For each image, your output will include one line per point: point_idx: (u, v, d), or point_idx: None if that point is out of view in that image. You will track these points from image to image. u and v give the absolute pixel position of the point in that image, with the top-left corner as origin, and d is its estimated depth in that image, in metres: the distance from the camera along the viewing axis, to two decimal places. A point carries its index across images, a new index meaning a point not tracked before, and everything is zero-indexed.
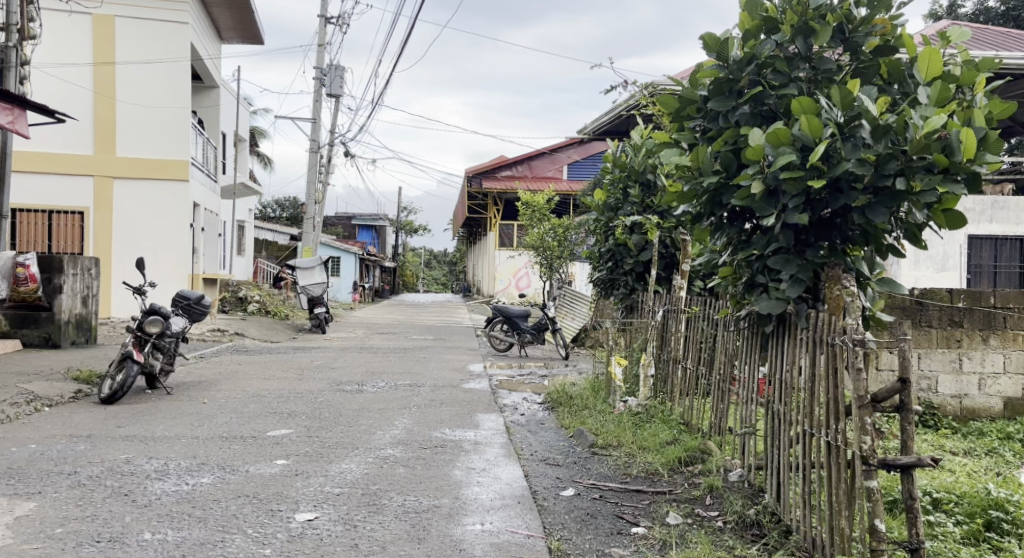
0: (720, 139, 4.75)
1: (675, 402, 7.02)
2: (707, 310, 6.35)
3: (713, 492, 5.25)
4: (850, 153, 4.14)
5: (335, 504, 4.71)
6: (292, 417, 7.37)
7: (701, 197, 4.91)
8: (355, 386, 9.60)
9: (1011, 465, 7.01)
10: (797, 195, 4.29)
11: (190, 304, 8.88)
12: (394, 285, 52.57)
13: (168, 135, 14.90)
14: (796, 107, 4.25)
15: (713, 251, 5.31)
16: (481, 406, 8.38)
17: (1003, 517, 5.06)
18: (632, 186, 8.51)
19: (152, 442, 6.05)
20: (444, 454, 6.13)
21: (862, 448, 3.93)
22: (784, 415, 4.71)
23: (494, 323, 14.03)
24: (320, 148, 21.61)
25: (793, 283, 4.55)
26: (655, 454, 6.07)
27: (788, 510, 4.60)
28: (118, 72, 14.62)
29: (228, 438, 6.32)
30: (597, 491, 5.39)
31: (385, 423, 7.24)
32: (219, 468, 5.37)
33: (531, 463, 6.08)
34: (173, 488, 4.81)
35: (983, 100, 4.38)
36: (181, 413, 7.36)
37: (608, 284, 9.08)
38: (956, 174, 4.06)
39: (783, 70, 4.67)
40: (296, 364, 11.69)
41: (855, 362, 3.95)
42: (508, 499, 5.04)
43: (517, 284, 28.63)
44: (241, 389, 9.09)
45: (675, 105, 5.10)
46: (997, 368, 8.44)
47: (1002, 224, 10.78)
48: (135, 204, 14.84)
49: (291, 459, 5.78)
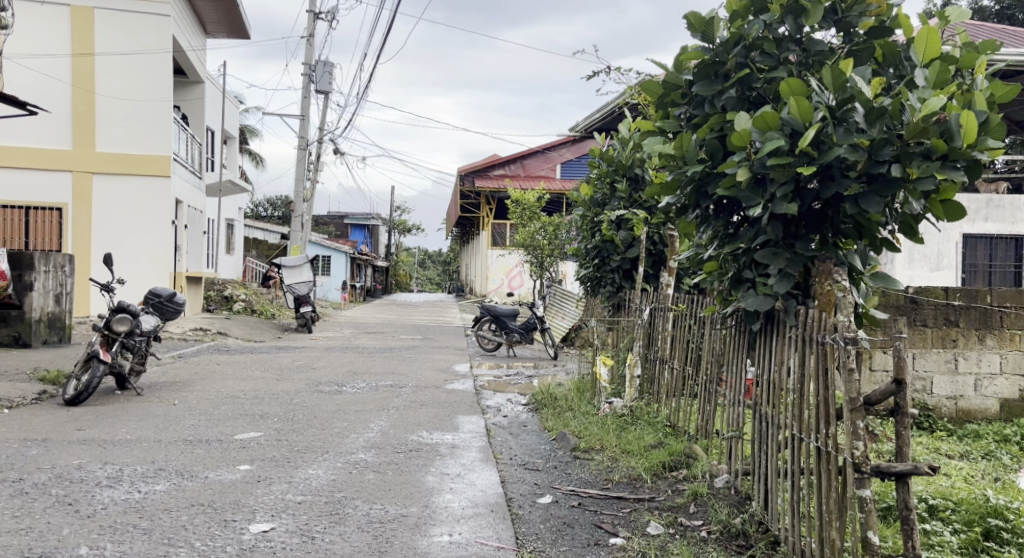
0: (706, 125, 4.49)
1: (661, 404, 6.74)
2: (693, 307, 6.09)
3: (698, 499, 4.97)
4: (842, 139, 3.87)
5: (294, 513, 4.43)
6: (263, 419, 7.07)
7: (686, 188, 4.64)
8: (334, 386, 9.31)
9: (1010, 469, 6.76)
10: (786, 183, 4.03)
11: (161, 301, 8.57)
12: (387, 286, 52.16)
13: (148, 129, 14.61)
14: (785, 89, 3.97)
15: (698, 246, 5.05)
16: (462, 407, 8.07)
17: (1002, 525, 4.79)
18: (620, 181, 8.23)
19: (110, 446, 5.75)
20: (419, 459, 5.85)
21: (854, 454, 3.68)
22: (773, 418, 4.45)
23: (482, 323, 13.76)
24: (308, 145, 21.29)
25: (781, 278, 4.26)
26: (639, 459, 5.80)
27: (775, 519, 4.34)
28: (96, 64, 14.31)
29: (192, 442, 6.03)
30: (576, 498, 5.12)
31: (360, 426, 6.95)
32: (177, 475, 5.07)
33: (508, 467, 5.82)
34: (122, 497, 4.52)
35: (984, 82, 4.12)
36: (146, 415, 7.06)
37: (595, 282, 8.81)
38: (955, 161, 3.79)
39: (772, 52, 4.42)
40: (277, 364, 11.38)
41: (847, 362, 3.69)
42: (481, 507, 4.76)
43: (510, 284, 28.30)
44: (216, 389, 8.79)
45: (659, 91, 4.82)
46: (993, 369, 8.20)
47: (997, 223, 10.54)
48: (114, 200, 14.53)
49: (255, 464, 5.49)
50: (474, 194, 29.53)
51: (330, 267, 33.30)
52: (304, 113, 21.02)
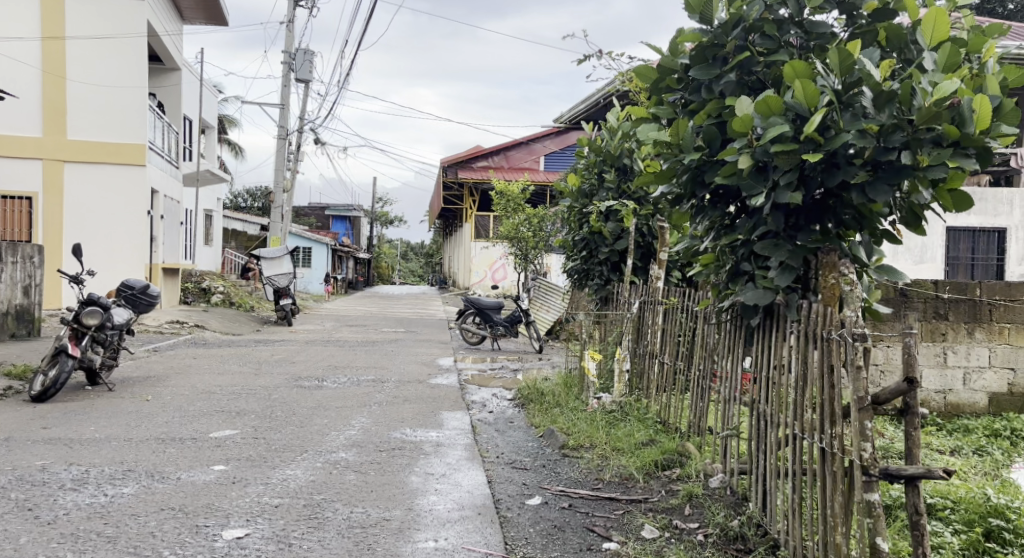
0: (703, 111, 4.29)
1: (651, 400, 6.55)
2: (685, 301, 5.90)
3: (692, 501, 4.79)
4: (849, 125, 3.69)
5: (271, 518, 4.20)
6: (240, 416, 6.82)
7: (681, 176, 4.44)
8: (313, 381, 9.06)
9: (1002, 465, 6.62)
10: (791, 171, 3.83)
11: (134, 294, 8.31)
12: (370, 278, 51.74)
13: (122, 116, 14.26)
14: (790, 71, 3.77)
15: (693, 237, 4.86)
16: (447, 403, 7.84)
17: (1003, 525, 4.61)
18: (608, 171, 8.02)
19: (78, 445, 5.49)
20: (402, 458, 5.63)
21: (862, 456, 3.52)
22: (771, 417, 4.28)
23: (465, 315, 13.52)
24: (288, 134, 20.92)
25: (783, 271, 4.07)
26: (630, 457, 5.59)
27: (774, 521, 4.18)
28: (67, 48, 13.91)
29: (165, 441, 5.77)
30: (566, 498, 4.92)
31: (340, 423, 6.72)
32: (147, 476, 4.83)
33: (495, 466, 5.61)
34: (87, 501, 4.27)
35: (995, 66, 3.92)
36: (118, 412, 6.79)
37: (583, 274, 8.59)
38: (965, 148, 3.61)
39: (772, 34, 4.21)
40: (255, 358, 11.10)
41: (854, 359, 3.52)
42: (467, 510, 4.54)
43: (493, 276, 28.07)
44: (191, 384, 8.50)
45: (654, 76, 4.62)
46: (982, 363, 8.06)
47: (980, 216, 10.47)
48: (87, 189, 14.19)
49: (230, 464, 5.25)
50: (456, 185, 29.29)
51: (311, 258, 32.82)
52: (284, 103, 20.65)
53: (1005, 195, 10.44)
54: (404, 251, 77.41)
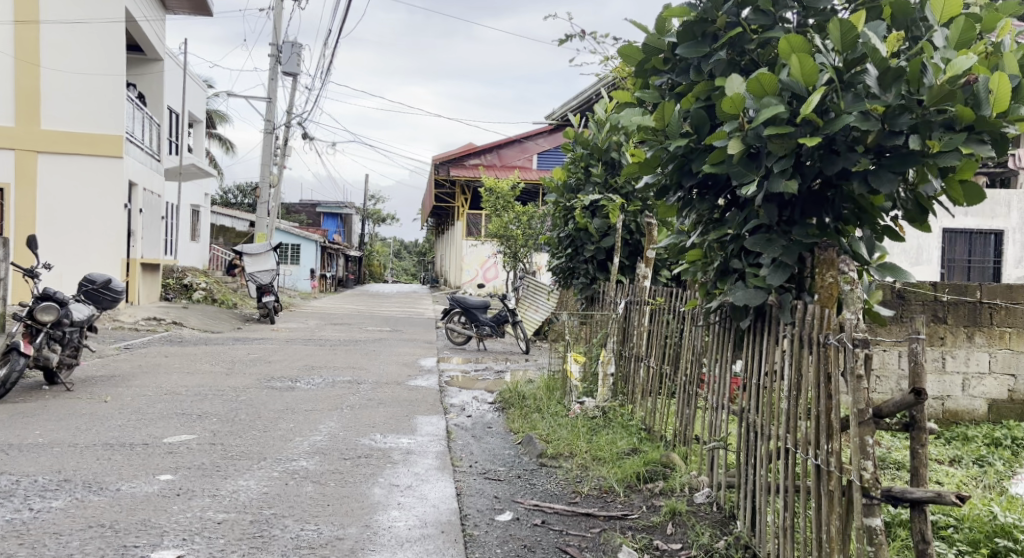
0: (691, 93, 3.89)
1: (636, 406, 6.18)
2: (673, 301, 5.51)
3: (676, 518, 4.39)
4: (851, 106, 3.32)
5: (210, 536, 3.82)
6: (200, 420, 6.43)
7: (667, 166, 4.07)
8: (286, 382, 8.65)
9: (1004, 477, 6.23)
10: (785, 157, 3.46)
11: (94, 289, 7.92)
12: (361, 275, 51.10)
13: (98, 106, 13.89)
14: (785, 47, 3.39)
15: (680, 232, 4.48)
16: (422, 407, 7.45)
17: (1010, 545, 4.20)
18: (595, 165, 7.58)
19: (14, 453, 5.09)
20: (367, 467, 5.25)
21: (862, 476, 3.17)
22: (762, 428, 3.91)
23: (451, 314, 13.12)
24: (275, 128, 20.49)
25: (775, 270, 3.71)
26: (611, 467, 5.21)
27: (762, 542, 3.82)
28: (41, 32, 13.45)
29: (111, 447, 5.38)
30: (539, 515, 4.54)
31: (306, 428, 6.33)
32: (83, 488, 4.43)
33: (467, 477, 5.22)
34: (7, 517, 3.90)
35: (1011, 45, 3.55)
36: (69, 414, 6.38)
37: (568, 272, 8.20)
38: (980, 134, 3.26)
39: (767, 9, 3.84)
40: (229, 357, 10.69)
41: (854, 367, 3.18)
42: (429, 528, 4.16)
43: (484, 275, 27.68)
44: (156, 385, 8.07)
45: (638, 56, 4.24)
46: (981, 368, 7.70)
47: (977, 217, 10.13)
48: (62, 181, 13.81)
49: (179, 473, 4.86)
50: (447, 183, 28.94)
51: (300, 255, 32.41)
52: (270, 96, 20.22)
53: (1002, 195, 10.09)
54: (398, 250, 76.86)
